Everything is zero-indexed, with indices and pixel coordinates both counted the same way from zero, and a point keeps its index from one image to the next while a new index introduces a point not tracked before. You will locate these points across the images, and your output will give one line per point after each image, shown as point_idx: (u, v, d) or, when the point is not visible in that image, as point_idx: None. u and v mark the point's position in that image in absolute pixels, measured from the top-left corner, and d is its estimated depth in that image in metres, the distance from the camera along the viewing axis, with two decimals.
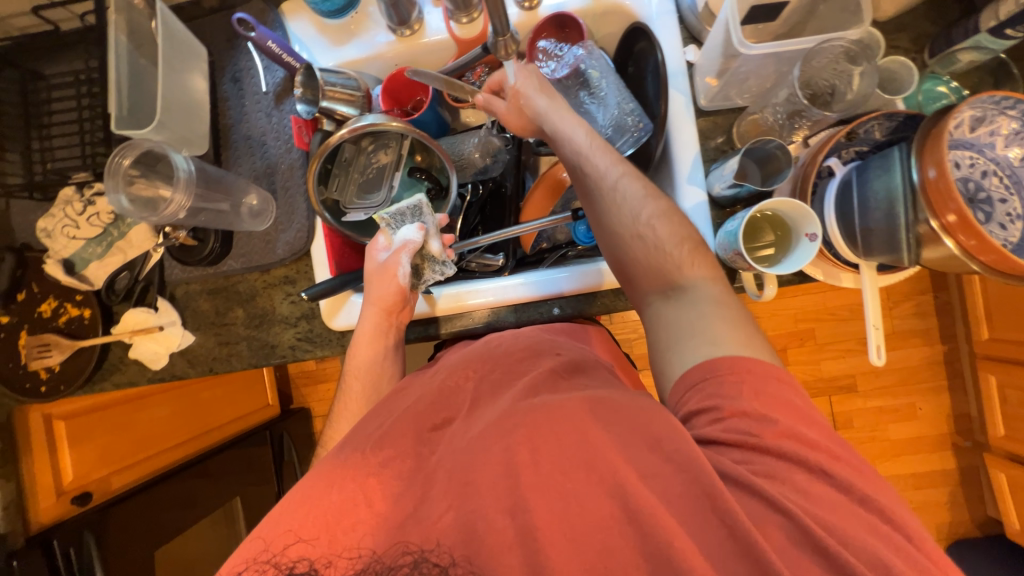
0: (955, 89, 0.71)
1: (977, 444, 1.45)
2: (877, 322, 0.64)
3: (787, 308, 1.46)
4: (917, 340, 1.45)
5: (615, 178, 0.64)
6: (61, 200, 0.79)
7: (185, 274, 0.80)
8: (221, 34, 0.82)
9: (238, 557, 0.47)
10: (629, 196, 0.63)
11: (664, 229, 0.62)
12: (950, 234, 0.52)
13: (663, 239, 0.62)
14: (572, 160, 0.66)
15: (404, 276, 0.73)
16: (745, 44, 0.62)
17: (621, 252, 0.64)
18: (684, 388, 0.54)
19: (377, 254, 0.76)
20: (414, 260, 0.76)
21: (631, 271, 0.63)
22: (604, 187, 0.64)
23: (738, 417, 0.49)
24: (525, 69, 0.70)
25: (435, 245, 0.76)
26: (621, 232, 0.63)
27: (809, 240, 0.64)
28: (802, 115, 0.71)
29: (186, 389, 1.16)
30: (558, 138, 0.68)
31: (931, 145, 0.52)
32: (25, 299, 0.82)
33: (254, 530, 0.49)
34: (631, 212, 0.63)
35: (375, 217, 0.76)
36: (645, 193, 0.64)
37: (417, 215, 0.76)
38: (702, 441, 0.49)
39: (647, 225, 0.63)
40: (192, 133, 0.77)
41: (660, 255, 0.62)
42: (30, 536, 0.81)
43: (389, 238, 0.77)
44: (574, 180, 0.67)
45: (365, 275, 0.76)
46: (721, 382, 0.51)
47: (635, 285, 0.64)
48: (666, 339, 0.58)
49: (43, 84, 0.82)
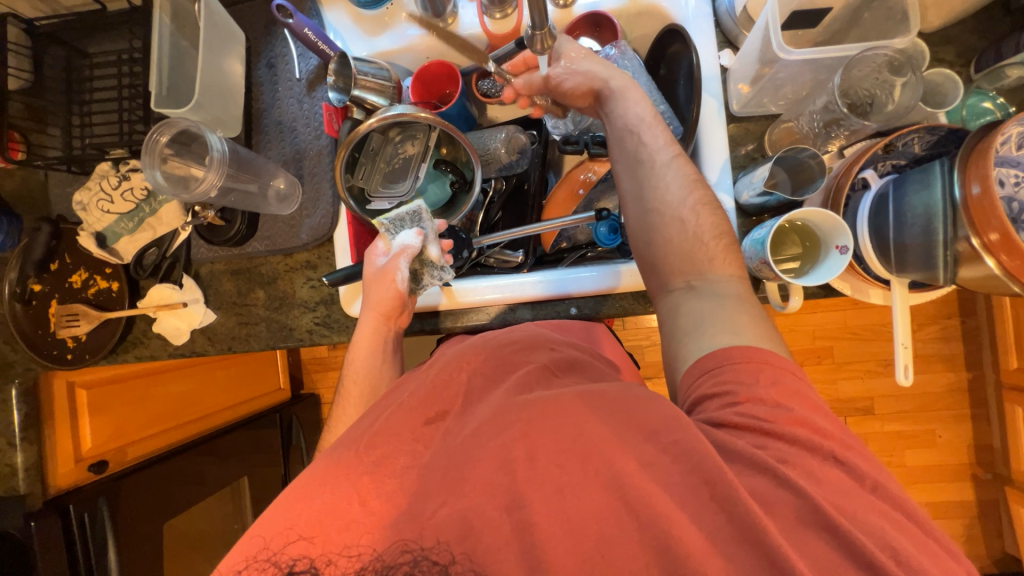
0: (1001, 106, 0.68)
1: (998, 477, 1.39)
2: (906, 342, 0.62)
3: (805, 324, 1.43)
4: (940, 365, 1.40)
5: (666, 155, 0.65)
6: (97, 174, 0.82)
7: (210, 253, 0.82)
8: (259, 20, 0.84)
9: (237, 555, 0.47)
10: (675, 174, 0.64)
11: (704, 215, 0.62)
12: (991, 253, 0.50)
13: (703, 228, 0.61)
14: (629, 124, 0.67)
15: (404, 281, 0.73)
16: (785, 49, 0.61)
17: (654, 222, 0.63)
18: (697, 373, 0.53)
19: (376, 259, 0.75)
20: (413, 264, 0.75)
21: (663, 253, 0.62)
22: (655, 159, 0.65)
23: (752, 403, 0.48)
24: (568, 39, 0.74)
25: (432, 251, 0.75)
26: (664, 209, 0.63)
27: (839, 252, 0.63)
28: (840, 124, 0.68)
29: (202, 366, 1.18)
30: (620, 102, 0.68)
31: (975, 161, 0.50)
32: (58, 269, 0.85)
33: (252, 528, 0.49)
34: (674, 188, 0.63)
35: (375, 223, 0.76)
36: (693, 178, 0.64)
37: (416, 221, 0.76)
38: (711, 423, 0.49)
39: (688, 204, 0.62)
40: (227, 115, 0.79)
41: (692, 237, 0.61)
42: (48, 500, 0.82)
43: (389, 244, 0.76)
44: (622, 143, 0.68)
45: (364, 278, 0.75)
46: (737, 370, 0.50)
47: (659, 272, 0.63)
48: (685, 326, 0.58)
49: (86, 62, 0.84)
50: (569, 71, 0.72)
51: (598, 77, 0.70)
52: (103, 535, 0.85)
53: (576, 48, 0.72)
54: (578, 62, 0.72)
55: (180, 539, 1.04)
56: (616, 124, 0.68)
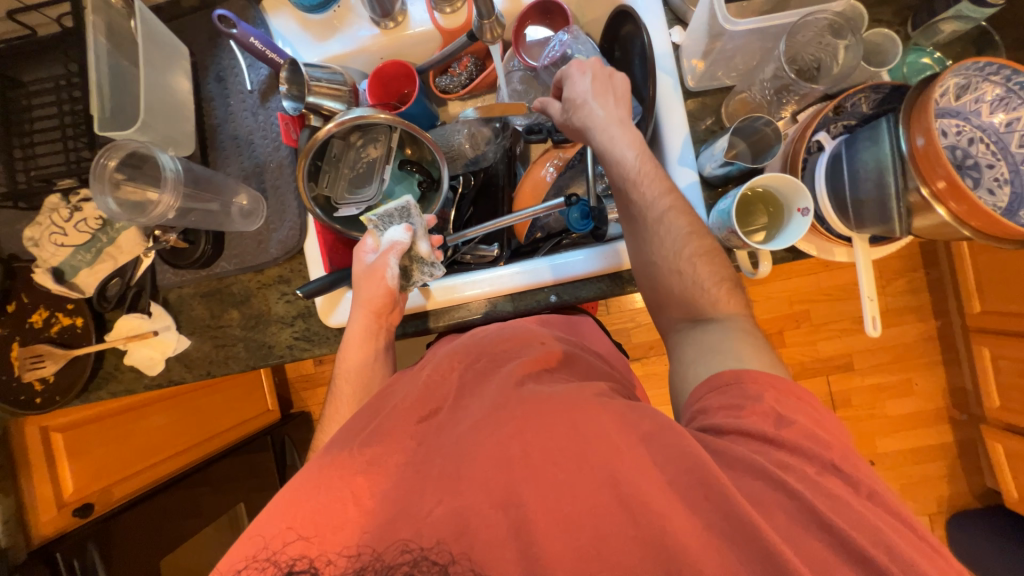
0: (938, 60, 0.72)
1: (972, 417, 1.46)
2: (871, 294, 0.65)
3: (781, 291, 1.47)
4: (911, 316, 1.46)
5: (659, 209, 0.63)
6: (47, 207, 0.79)
7: (177, 277, 0.80)
8: (202, 33, 0.82)
9: (233, 556, 0.46)
10: (669, 228, 0.63)
11: (702, 266, 0.62)
12: (940, 201, 0.52)
13: (702, 277, 0.61)
14: (619, 182, 0.65)
15: (394, 278, 0.72)
16: (731, 21, 0.62)
17: (653, 275, 0.64)
18: (707, 389, 0.54)
19: (365, 256, 0.74)
20: (402, 261, 0.75)
21: (663, 300, 0.64)
22: (648, 216, 0.64)
23: (759, 416, 0.49)
24: (584, 67, 0.68)
25: (423, 246, 0.75)
26: (661, 266, 0.63)
27: (801, 214, 0.64)
28: (790, 89, 0.72)
29: (181, 397, 1.14)
30: (609, 158, 0.65)
31: (918, 114, 0.52)
32: (15, 310, 0.81)
33: (250, 529, 0.48)
34: (670, 242, 0.62)
35: (364, 219, 0.75)
36: (690, 230, 0.63)
37: (406, 216, 0.74)
38: (715, 431, 0.50)
39: (684, 256, 0.62)
40: (179, 133, 0.76)
41: (692, 286, 0.61)
42: (33, 550, 0.79)
43: (377, 240, 0.75)
44: (617, 200, 0.67)
45: (353, 277, 0.75)
46: (745, 386, 0.51)
47: (663, 312, 0.65)
48: (691, 354, 0.59)
49: (22, 91, 0.81)
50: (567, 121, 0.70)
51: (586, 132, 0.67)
52: None
53: (582, 81, 0.68)
54: (582, 102, 0.67)
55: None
56: (609, 181, 0.67)
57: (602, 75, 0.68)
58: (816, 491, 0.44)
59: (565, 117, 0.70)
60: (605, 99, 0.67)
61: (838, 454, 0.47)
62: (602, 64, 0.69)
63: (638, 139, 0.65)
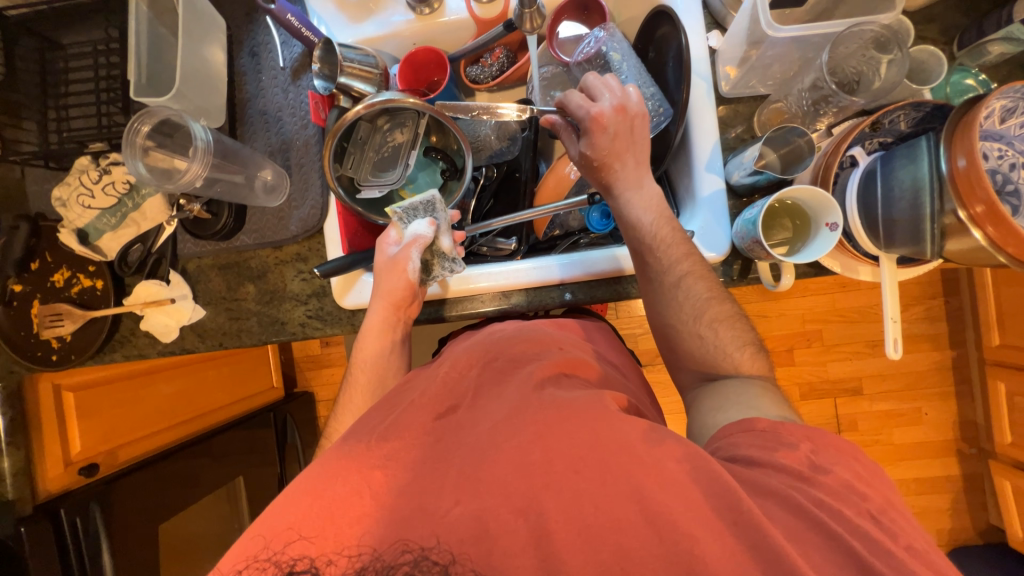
0: (983, 82, 0.70)
1: (982, 451, 1.43)
2: (895, 316, 0.63)
3: (795, 308, 1.45)
4: (928, 345, 1.43)
5: (676, 273, 0.65)
6: (76, 168, 0.81)
7: (197, 248, 0.80)
8: (239, 7, 0.82)
9: (236, 555, 0.46)
10: (688, 292, 0.64)
11: (723, 330, 0.64)
12: (978, 226, 0.50)
13: (723, 341, 0.63)
14: (636, 247, 0.67)
15: (415, 270, 0.73)
16: (773, 27, 0.61)
17: (672, 338, 0.67)
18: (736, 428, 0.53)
19: (388, 248, 0.76)
20: (424, 255, 0.76)
21: (681, 361, 0.67)
22: (665, 280, 0.66)
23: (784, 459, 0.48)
24: (606, 110, 0.66)
25: (444, 242, 0.76)
26: (681, 330, 0.66)
27: (829, 229, 0.63)
28: (828, 101, 0.70)
29: (191, 366, 1.16)
30: (627, 223, 0.68)
31: (961, 135, 0.51)
32: (39, 269, 0.82)
33: (252, 527, 0.48)
34: (688, 308, 0.64)
35: (387, 211, 0.77)
36: (708, 294, 0.65)
37: (429, 211, 0.76)
38: (744, 463, 0.49)
39: (703, 322, 0.64)
40: (210, 104, 0.77)
41: (713, 351, 0.63)
42: (38, 504, 0.81)
43: (400, 233, 0.77)
44: (635, 263, 0.69)
45: (375, 266, 0.76)
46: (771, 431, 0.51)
47: (681, 371, 0.68)
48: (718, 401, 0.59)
49: (60, 54, 0.82)
50: (587, 172, 0.71)
51: (608, 190, 0.70)
52: (96, 541, 0.83)
53: (603, 134, 0.67)
54: (602, 159, 0.68)
55: (167, 552, 0.99)
56: (628, 244, 0.69)
57: (624, 130, 0.67)
58: (835, 525, 0.43)
59: (584, 165, 0.71)
60: (623, 157, 0.68)
61: (852, 484, 0.47)
62: (624, 115, 0.66)
63: (655, 201, 0.68)
